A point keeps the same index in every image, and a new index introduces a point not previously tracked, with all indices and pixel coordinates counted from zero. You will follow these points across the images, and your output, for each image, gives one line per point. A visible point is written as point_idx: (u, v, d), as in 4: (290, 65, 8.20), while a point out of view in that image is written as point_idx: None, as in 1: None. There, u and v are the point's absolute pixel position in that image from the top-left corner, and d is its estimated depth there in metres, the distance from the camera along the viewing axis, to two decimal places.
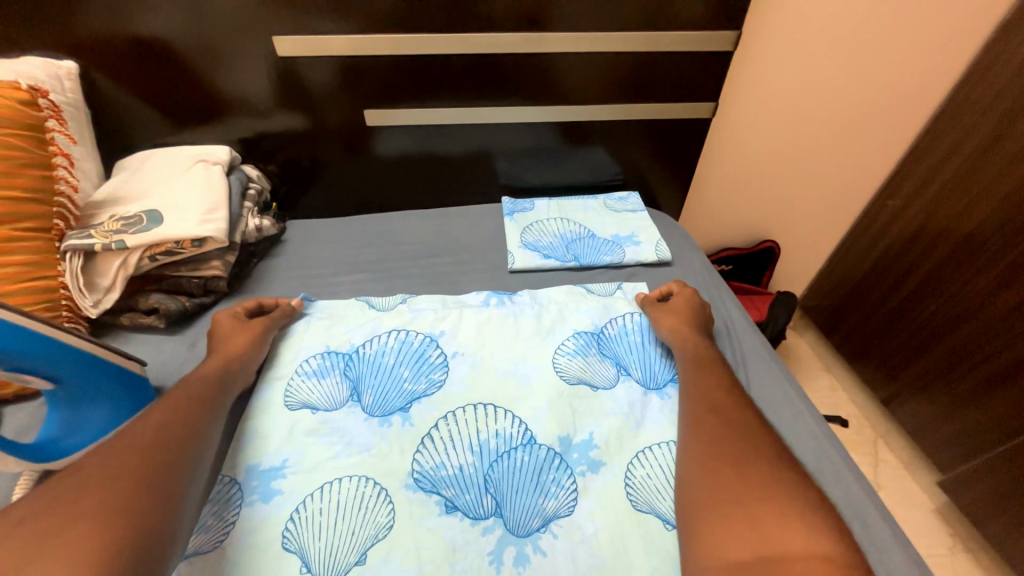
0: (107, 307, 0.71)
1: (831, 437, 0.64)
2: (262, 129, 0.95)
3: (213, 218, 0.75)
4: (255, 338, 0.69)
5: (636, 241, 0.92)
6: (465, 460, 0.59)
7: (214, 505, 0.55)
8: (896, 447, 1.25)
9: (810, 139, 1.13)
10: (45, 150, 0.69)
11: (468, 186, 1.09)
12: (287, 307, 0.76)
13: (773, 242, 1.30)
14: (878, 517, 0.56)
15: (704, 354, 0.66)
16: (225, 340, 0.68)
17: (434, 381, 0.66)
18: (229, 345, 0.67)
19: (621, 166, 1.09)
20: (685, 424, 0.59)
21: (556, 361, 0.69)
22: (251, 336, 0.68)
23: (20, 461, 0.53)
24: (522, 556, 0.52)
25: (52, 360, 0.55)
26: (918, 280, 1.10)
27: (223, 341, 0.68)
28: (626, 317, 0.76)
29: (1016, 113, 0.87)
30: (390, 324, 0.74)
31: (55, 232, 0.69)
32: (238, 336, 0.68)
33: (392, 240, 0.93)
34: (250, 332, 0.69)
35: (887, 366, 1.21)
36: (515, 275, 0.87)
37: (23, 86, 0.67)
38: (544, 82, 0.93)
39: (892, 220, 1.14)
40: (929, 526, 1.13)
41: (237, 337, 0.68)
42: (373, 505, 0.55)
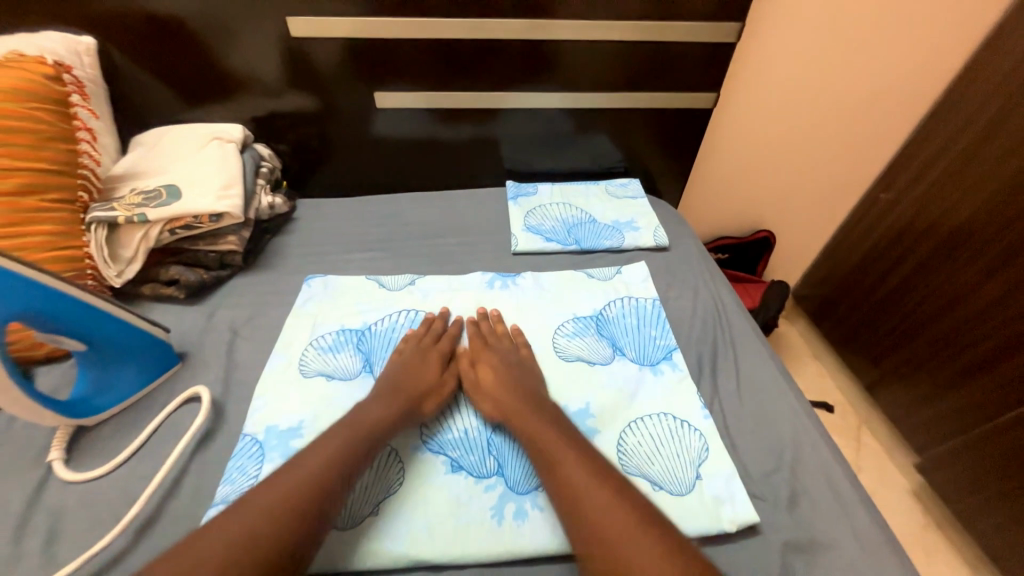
0: (130, 278, 0.74)
1: (811, 415, 0.66)
2: (273, 108, 0.97)
3: (229, 195, 0.78)
4: (442, 371, 0.67)
5: (636, 227, 0.95)
6: (469, 426, 0.63)
7: (239, 459, 0.58)
8: (878, 431, 1.31)
9: (809, 131, 1.16)
10: (70, 124, 0.71)
11: (473, 171, 1.11)
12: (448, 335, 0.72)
13: (769, 232, 1.33)
14: (845, 486, 0.58)
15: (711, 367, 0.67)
16: (396, 370, 0.65)
17: (441, 355, 0.70)
18: (398, 374, 0.65)
19: (624, 153, 1.11)
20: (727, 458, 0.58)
21: (556, 341, 0.73)
22: (429, 370, 0.66)
23: (57, 415, 0.57)
24: (521, 511, 0.56)
25: (81, 322, 0.58)
26: (907, 271, 1.14)
27: (392, 373, 0.65)
28: (623, 300, 0.80)
29: (1006, 114, 0.91)
30: (512, 358, 0.68)
31: (79, 204, 0.72)
32: (426, 369, 0.66)
33: (401, 221, 0.97)
34: (427, 362, 0.67)
35: (873, 354, 1.26)
36: (517, 257, 0.90)
37: (47, 61, 0.68)
38: (551, 68, 0.95)
39: (885, 214, 1.18)
40: (904, 505, 1.19)
41: (412, 367, 0.66)
42: (384, 464, 0.59)
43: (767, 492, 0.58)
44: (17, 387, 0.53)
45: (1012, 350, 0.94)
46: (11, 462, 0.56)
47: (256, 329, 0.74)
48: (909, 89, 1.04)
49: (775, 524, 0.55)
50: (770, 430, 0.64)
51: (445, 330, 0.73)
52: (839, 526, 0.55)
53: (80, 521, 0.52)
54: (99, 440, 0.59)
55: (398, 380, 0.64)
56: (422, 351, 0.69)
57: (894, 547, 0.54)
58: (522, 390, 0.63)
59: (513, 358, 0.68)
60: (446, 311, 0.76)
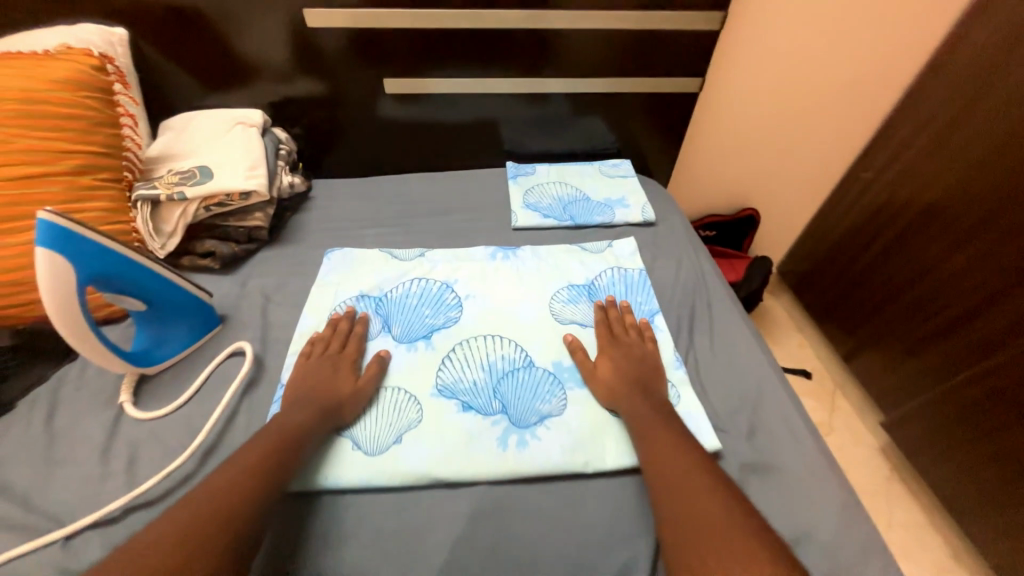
0: (172, 250, 0.83)
1: (773, 364, 0.76)
2: (289, 94, 1.05)
3: (256, 175, 0.86)
4: (354, 376, 0.70)
5: (626, 204, 1.04)
6: (477, 376, 0.73)
7: (282, 403, 0.67)
8: (851, 395, 1.42)
9: (791, 114, 1.23)
10: (113, 111, 0.78)
11: (476, 151, 1.19)
12: (353, 336, 0.75)
13: (754, 210, 1.41)
14: (796, 419, 0.68)
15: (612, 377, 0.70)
16: (307, 379, 0.68)
17: (450, 317, 0.80)
18: (311, 383, 0.68)
19: (617, 136, 1.19)
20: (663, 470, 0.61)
21: (553, 305, 0.82)
22: (341, 377, 0.69)
23: (126, 364, 0.66)
24: (523, 441, 0.66)
25: (143, 286, 0.66)
26: (881, 246, 1.23)
27: (304, 381, 0.68)
28: (613, 270, 0.89)
29: (977, 96, 0.98)
30: (639, 353, 0.74)
31: (125, 184, 0.80)
32: (337, 376, 0.69)
33: (410, 199, 1.05)
34: (335, 370, 0.70)
35: (848, 323, 1.36)
36: (518, 232, 0.99)
37: (94, 53, 0.76)
38: (549, 55, 1.02)
39: (863, 192, 1.27)
40: (871, 460, 1.31)
41: (321, 375, 0.68)
42: (404, 406, 0.69)
43: (729, 425, 0.68)
44: (94, 339, 0.62)
45: (968, 315, 1.04)
46: (89, 402, 0.66)
47: (286, 296, 0.84)
48: (884, 76, 1.13)
49: (735, 451, 0.65)
50: (737, 378, 0.74)
51: (350, 334, 0.75)
52: (789, 452, 0.65)
53: (154, 451, 0.62)
54: (161, 387, 0.69)
55: (309, 390, 0.67)
56: (332, 357, 0.71)
57: (833, 466, 0.64)
58: (635, 383, 0.70)
59: (641, 353, 0.74)
60: (353, 312, 0.78)
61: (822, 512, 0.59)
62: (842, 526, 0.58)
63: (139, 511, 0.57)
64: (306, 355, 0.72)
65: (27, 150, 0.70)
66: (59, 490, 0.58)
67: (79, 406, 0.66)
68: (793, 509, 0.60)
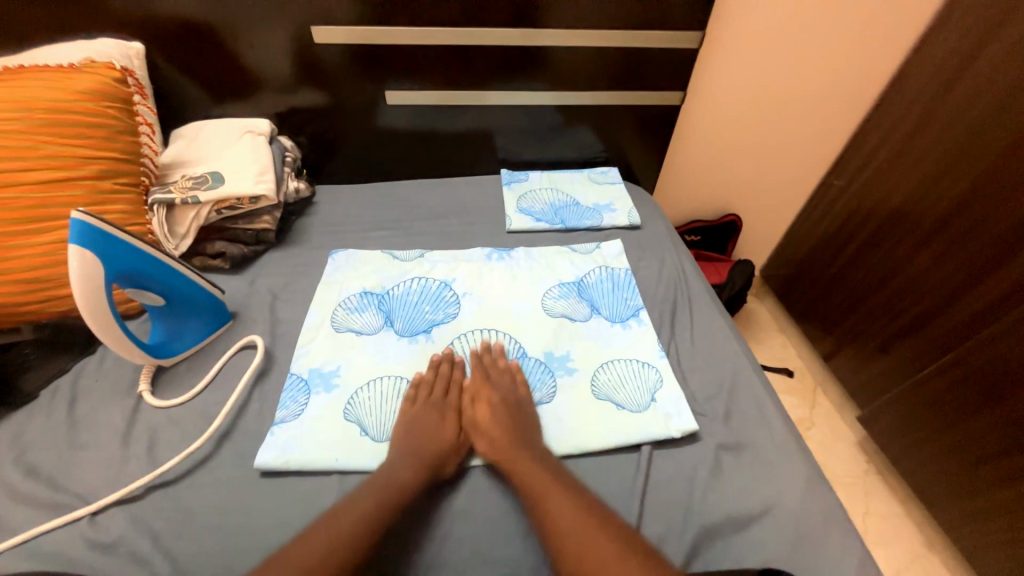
0: (184, 251, 0.88)
1: (748, 355, 0.83)
2: (293, 104, 1.10)
3: (265, 180, 0.92)
4: (459, 426, 0.68)
5: (613, 209, 1.10)
6: (474, 367, 0.78)
7: (292, 392, 0.72)
8: (830, 392, 1.49)
9: (769, 125, 1.31)
10: (132, 119, 0.84)
11: (472, 159, 1.25)
12: (458, 379, 0.74)
13: (736, 215, 1.49)
14: (768, 404, 0.75)
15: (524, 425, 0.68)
16: (412, 430, 0.67)
17: (449, 312, 0.85)
18: (415, 434, 0.67)
19: (605, 145, 1.26)
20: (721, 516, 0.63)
21: (545, 302, 0.88)
22: (446, 426, 0.67)
23: (145, 354, 0.71)
24: None
25: (164, 282, 0.71)
26: (854, 249, 1.30)
27: (411, 430, 0.67)
28: (601, 270, 0.95)
29: (933, 110, 1.08)
30: (514, 398, 0.71)
31: (142, 188, 0.85)
32: (443, 425, 0.67)
33: (409, 204, 1.11)
34: (443, 418, 0.68)
35: (825, 323, 1.43)
36: (511, 234, 1.05)
37: (116, 67, 0.81)
38: (540, 69, 1.09)
39: (837, 198, 1.35)
40: (850, 453, 1.37)
41: (428, 424, 0.67)
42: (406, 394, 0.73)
43: (708, 409, 0.74)
44: (117, 330, 0.66)
45: (932, 312, 1.11)
46: (110, 391, 0.70)
47: (293, 294, 0.88)
48: (851, 90, 1.22)
49: (711, 432, 0.71)
50: (714, 368, 0.80)
51: (453, 378, 0.74)
52: (760, 433, 0.71)
53: (172, 435, 0.66)
54: (177, 377, 0.74)
55: (415, 440, 0.66)
56: (437, 404, 0.70)
57: (800, 445, 0.70)
58: (517, 433, 0.67)
59: (516, 395, 0.72)
60: (452, 352, 0.77)
61: (789, 484, 0.65)
62: (808, 495, 0.64)
63: (161, 489, 0.61)
64: (412, 401, 0.71)
65: (53, 155, 0.74)
66: (83, 472, 0.62)
67: (99, 394, 0.70)
68: (763, 482, 0.66)
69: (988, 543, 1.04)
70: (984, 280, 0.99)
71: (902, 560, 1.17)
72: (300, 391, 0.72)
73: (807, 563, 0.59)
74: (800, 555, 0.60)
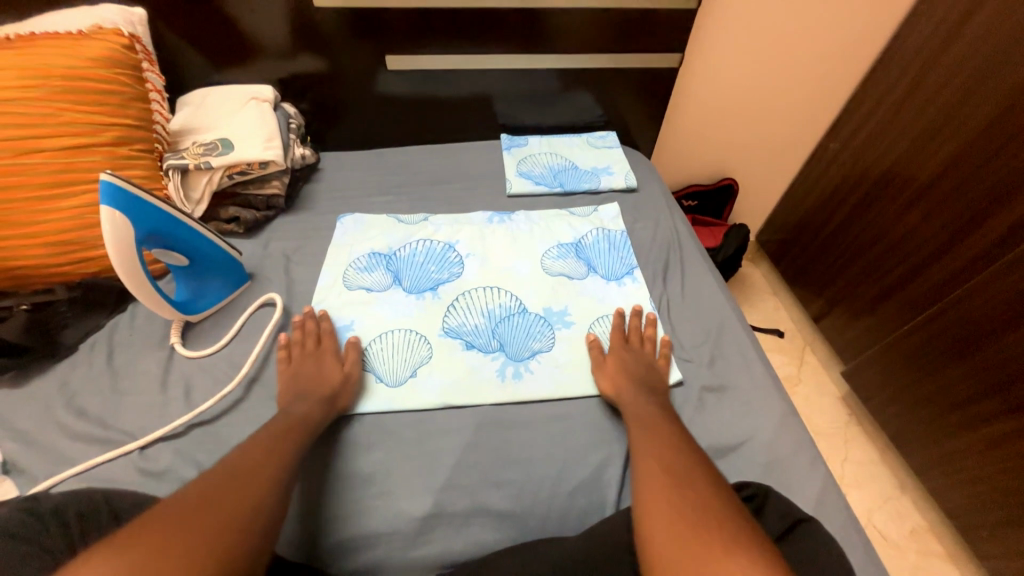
0: (200, 215, 0.92)
1: (734, 308, 0.88)
2: (293, 70, 1.11)
3: (273, 146, 0.95)
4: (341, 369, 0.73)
5: (611, 172, 1.13)
6: (478, 320, 0.83)
7: None
8: (817, 350, 1.56)
9: (767, 88, 1.32)
10: (142, 86, 0.86)
11: (472, 125, 1.27)
12: (326, 331, 0.77)
13: (732, 179, 1.51)
14: (751, 351, 0.81)
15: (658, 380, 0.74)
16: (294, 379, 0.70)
17: (454, 272, 0.90)
18: (298, 383, 0.69)
19: (604, 109, 1.27)
20: (771, 446, 0.70)
21: (544, 262, 0.93)
22: (327, 368, 0.72)
23: (173, 311, 0.76)
24: (518, 373, 0.76)
25: (187, 243, 0.76)
26: (846, 211, 1.34)
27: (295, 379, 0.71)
28: (598, 231, 0.99)
29: (926, 72, 1.10)
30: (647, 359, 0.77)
31: (156, 154, 0.88)
32: (324, 370, 0.71)
33: (412, 169, 1.14)
34: (323, 363, 0.72)
35: (817, 285, 1.48)
36: (511, 198, 1.08)
37: (123, 32, 0.83)
38: (539, 31, 1.10)
39: (832, 161, 1.37)
40: (832, 407, 1.45)
41: (306, 371, 0.71)
42: (416, 346, 0.79)
43: (694, 356, 0.80)
44: (147, 288, 0.71)
45: (917, 271, 1.16)
46: (144, 343, 0.76)
47: (305, 255, 0.93)
48: (850, 50, 1.23)
49: (698, 375, 0.77)
50: (703, 319, 0.86)
51: (321, 330, 0.77)
52: (741, 375, 0.78)
53: (204, 381, 0.73)
54: (204, 331, 0.80)
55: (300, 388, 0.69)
56: (312, 354, 0.74)
57: (778, 387, 0.77)
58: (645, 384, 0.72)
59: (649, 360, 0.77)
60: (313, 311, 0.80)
61: (765, 420, 0.72)
62: (781, 427, 0.72)
63: (200, 427, 0.68)
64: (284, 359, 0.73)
65: (71, 121, 0.77)
66: (130, 411, 0.69)
67: (136, 346, 0.76)
68: (742, 418, 0.73)
69: (952, 483, 1.13)
70: (965, 238, 1.04)
71: (874, 500, 1.27)
72: None
73: (777, 482, 0.67)
74: (772, 477, 0.67)
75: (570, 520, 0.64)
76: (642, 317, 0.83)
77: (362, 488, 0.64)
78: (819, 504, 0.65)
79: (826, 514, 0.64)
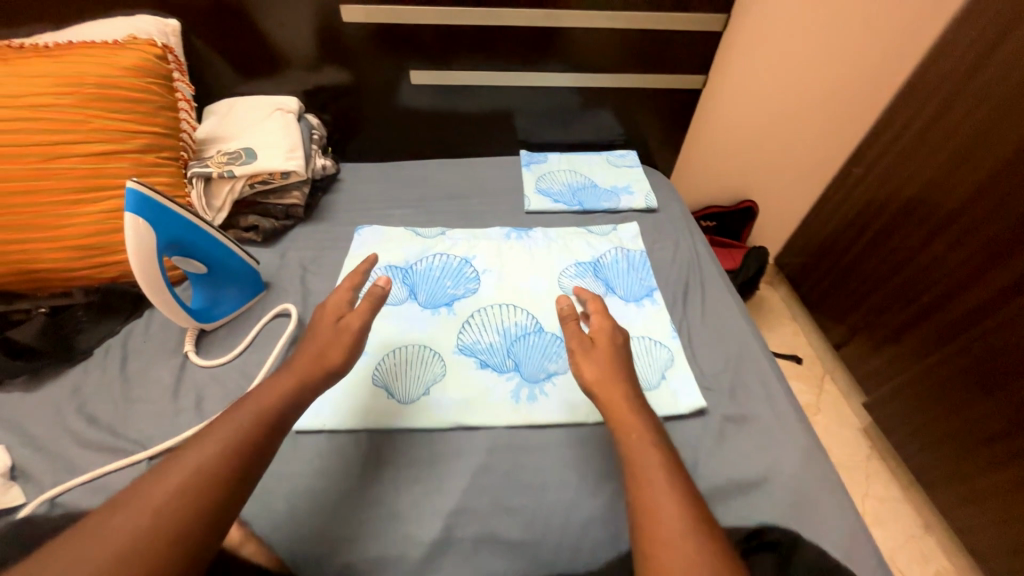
0: (220, 223, 0.92)
1: (756, 335, 0.85)
2: (318, 82, 1.13)
3: (295, 156, 0.95)
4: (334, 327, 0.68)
5: (630, 191, 1.12)
6: (493, 339, 0.81)
7: None
8: (837, 379, 1.50)
9: (790, 111, 1.31)
10: (172, 96, 0.88)
11: (491, 140, 1.28)
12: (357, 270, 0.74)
13: (752, 202, 1.49)
14: (774, 380, 0.77)
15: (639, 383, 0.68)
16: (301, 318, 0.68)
17: (470, 288, 0.89)
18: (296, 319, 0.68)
19: (624, 128, 1.27)
20: (797, 483, 0.66)
21: (561, 280, 0.91)
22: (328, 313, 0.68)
23: (189, 318, 0.76)
24: (533, 394, 0.74)
25: (206, 252, 0.76)
26: (870, 238, 1.31)
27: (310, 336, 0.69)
28: (616, 250, 0.98)
29: (953, 99, 1.07)
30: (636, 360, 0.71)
31: (181, 162, 0.89)
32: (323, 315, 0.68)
33: (431, 183, 1.14)
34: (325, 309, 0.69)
35: (839, 312, 1.44)
36: (529, 215, 1.07)
37: (157, 43, 0.85)
38: (561, 50, 1.10)
39: (855, 186, 1.34)
40: (852, 439, 1.40)
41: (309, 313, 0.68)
42: (429, 362, 0.77)
43: (714, 383, 0.77)
44: (165, 294, 0.71)
45: (941, 301, 1.11)
46: (158, 351, 0.76)
47: (321, 266, 0.93)
48: (876, 74, 1.21)
49: (718, 404, 0.75)
50: (723, 344, 0.83)
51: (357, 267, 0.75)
52: (763, 406, 0.75)
53: (215, 392, 0.72)
54: (218, 339, 0.79)
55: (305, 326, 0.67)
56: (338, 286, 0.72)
57: (803, 420, 0.73)
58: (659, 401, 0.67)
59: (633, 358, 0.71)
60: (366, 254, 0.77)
61: (788, 455, 0.69)
62: (806, 463, 0.68)
63: None
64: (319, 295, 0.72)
65: (102, 128, 0.79)
66: (140, 420, 0.68)
67: (150, 353, 0.76)
68: (764, 452, 0.69)
69: (985, 524, 1.06)
70: (996, 268, 1.00)
71: (898, 541, 1.21)
72: None
73: (803, 523, 0.63)
74: (797, 517, 0.63)
75: (582, 556, 0.60)
76: (661, 341, 0.81)
77: (368, 510, 0.62)
78: (848, 549, 0.61)
79: (857, 559, 0.60)
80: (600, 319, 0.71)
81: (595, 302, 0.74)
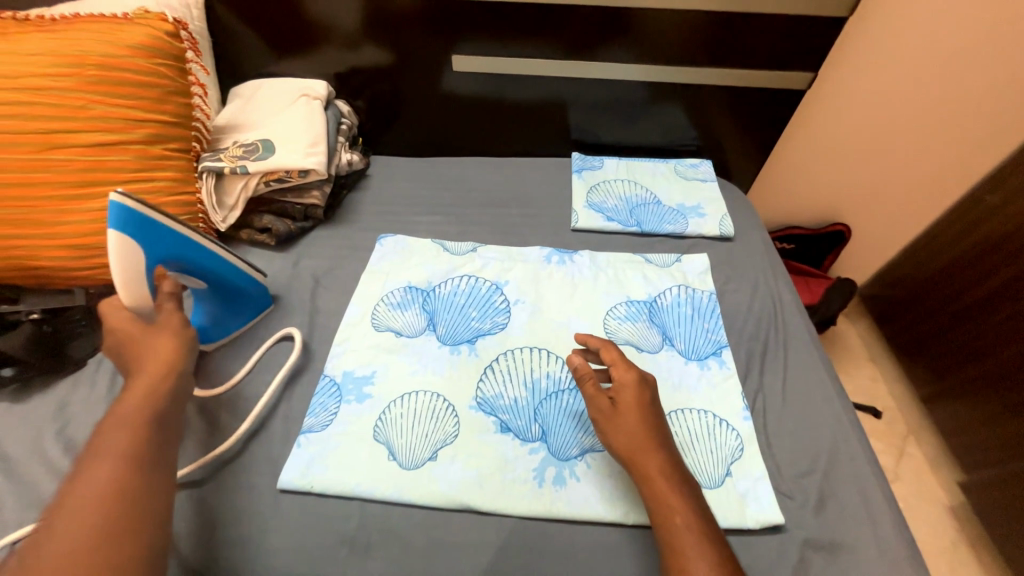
0: (232, 223, 0.83)
1: (854, 425, 0.67)
2: (353, 63, 1.00)
3: (316, 151, 0.84)
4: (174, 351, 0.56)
5: (702, 213, 0.93)
6: (519, 394, 0.68)
7: (323, 398, 0.67)
8: (926, 444, 1.22)
9: (917, 123, 1.03)
10: (185, 79, 0.78)
11: (542, 137, 1.11)
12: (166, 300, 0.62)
13: (845, 226, 1.22)
14: (876, 496, 0.60)
15: (693, 485, 0.53)
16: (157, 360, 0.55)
17: (497, 323, 0.76)
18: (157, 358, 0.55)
19: (699, 131, 1.06)
20: None
21: (607, 323, 0.76)
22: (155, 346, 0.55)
23: None
24: (560, 477, 0.61)
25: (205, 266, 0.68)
26: (995, 285, 1.00)
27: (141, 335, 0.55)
28: (679, 288, 0.81)
29: None
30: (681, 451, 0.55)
31: (193, 154, 0.80)
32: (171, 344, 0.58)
33: (466, 185, 1.00)
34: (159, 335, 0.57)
35: (938, 365, 1.14)
36: (576, 233, 0.92)
37: (169, 18, 0.75)
38: (632, 33, 0.92)
39: (984, 219, 1.02)
40: (938, 522, 1.12)
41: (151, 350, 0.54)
42: (442, 417, 0.65)
43: (796, 492, 0.61)
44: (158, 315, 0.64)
45: None
46: None
47: (335, 280, 0.82)
48: None
49: (800, 522, 0.59)
50: (811, 435, 0.66)
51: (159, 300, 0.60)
52: (862, 533, 0.58)
53: (200, 428, 0.64)
54: (216, 363, 0.71)
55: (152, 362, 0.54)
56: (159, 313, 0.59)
57: (916, 558, 0.56)
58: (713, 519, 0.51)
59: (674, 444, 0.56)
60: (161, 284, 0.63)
61: None
62: None
63: (187, 489, 0.60)
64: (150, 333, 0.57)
65: (103, 116, 0.71)
66: None
67: None
68: None
69: None
70: None
71: None
72: (331, 398, 0.67)
73: None
74: None
75: None
76: (728, 424, 0.65)
77: None
78: None
79: None
80: (619, 372, 0.59)
81: (608, 349, 0.61)
